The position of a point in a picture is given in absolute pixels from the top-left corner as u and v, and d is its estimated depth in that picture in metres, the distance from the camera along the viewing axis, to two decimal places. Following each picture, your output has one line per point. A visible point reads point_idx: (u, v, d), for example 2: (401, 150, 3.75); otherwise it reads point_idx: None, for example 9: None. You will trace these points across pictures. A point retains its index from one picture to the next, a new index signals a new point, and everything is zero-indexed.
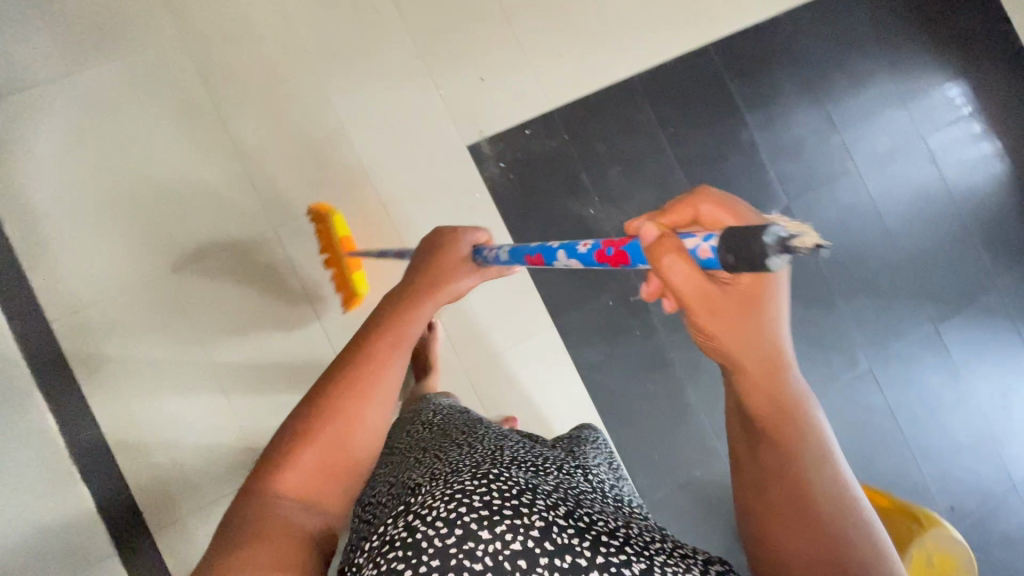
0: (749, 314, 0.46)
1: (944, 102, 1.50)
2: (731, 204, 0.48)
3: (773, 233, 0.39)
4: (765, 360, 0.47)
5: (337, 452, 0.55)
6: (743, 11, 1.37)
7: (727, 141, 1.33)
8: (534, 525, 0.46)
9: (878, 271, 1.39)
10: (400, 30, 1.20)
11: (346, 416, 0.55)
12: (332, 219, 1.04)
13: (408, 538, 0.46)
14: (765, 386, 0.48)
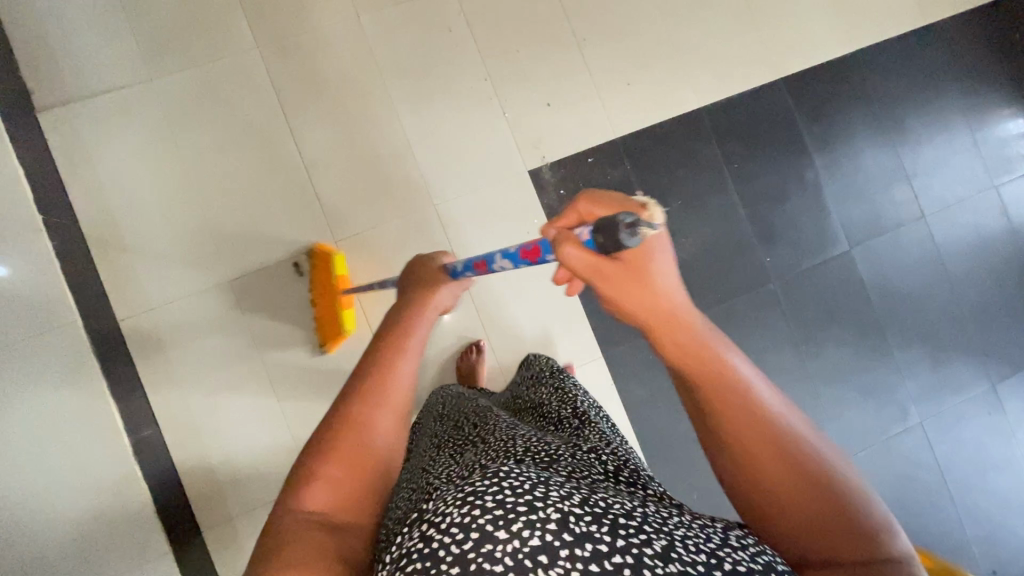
0: (660, 298, 0.45)
1: (1020, 150, 1.44)
2: (604, 199, 0.48)
3: (621, 219, 0.43)
4: (717, 357, 0.46)
5: (356, 454, 0.50)
6: (819, 48, 1.34)
7: (792, 181, 1.30)
8: (551, 518, 0.41)
9: (937, 323, 1.35)
10: (471, 52, 1.21)
11: (363, 422, 0.52)
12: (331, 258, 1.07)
13: (423, 548, 0.41)
14: (743, 398, 0.45)
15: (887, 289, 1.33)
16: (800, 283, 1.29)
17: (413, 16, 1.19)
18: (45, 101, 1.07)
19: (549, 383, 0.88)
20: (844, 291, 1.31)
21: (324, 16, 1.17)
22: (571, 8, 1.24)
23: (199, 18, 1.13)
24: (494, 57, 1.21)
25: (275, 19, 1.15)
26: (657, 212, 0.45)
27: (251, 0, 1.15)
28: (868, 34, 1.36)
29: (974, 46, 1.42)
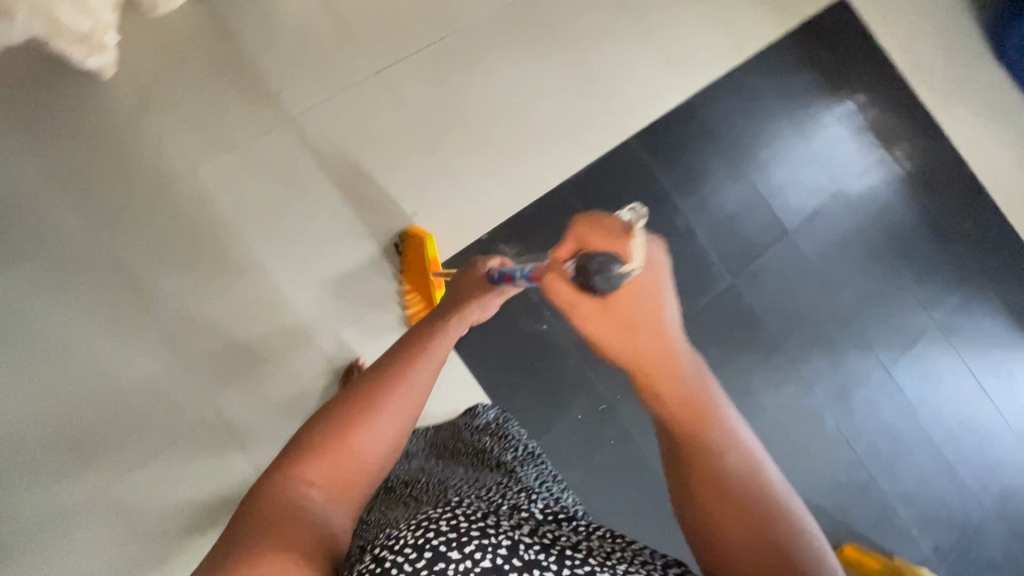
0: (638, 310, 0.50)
1: (854, 152, 1.58)
2: (600, 231, 0.54)
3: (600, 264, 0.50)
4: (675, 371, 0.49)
5: (362, 429, 0.54)
6: (657, 100, 1.42)
7: (664, 230, 1.36)
8: (502, 543, 0.44)
9: (825, 325, 1.45)
10: (322, 180, 1.19)
11: (366, 415, 0.54)
12: (426, 240, 1.15)
13: (374, 568, 0.42)
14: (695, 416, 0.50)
15: (777, 309, 1.41)
16: (696, 324, 1.35)
17: (253, 159, 1.16)
18: None
19: (502, 429, 0.90)
20: (738, 322, 1.38)
21: (154, 177, 1.12)
22: (413, 116, 1.26)
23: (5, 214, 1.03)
24: (346, 180, 1.20)
25: (98, 194, 1.08)
26: (637, 256, 0.51)
27: (68, 181, 1.07)
28: (697, 78, 1.46)
29: (790, 68, 1.56)
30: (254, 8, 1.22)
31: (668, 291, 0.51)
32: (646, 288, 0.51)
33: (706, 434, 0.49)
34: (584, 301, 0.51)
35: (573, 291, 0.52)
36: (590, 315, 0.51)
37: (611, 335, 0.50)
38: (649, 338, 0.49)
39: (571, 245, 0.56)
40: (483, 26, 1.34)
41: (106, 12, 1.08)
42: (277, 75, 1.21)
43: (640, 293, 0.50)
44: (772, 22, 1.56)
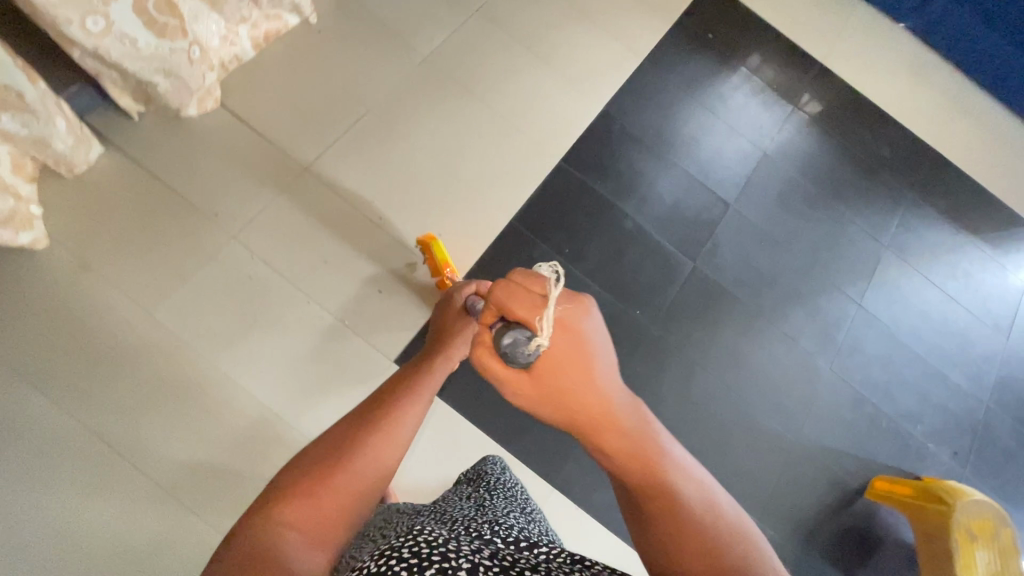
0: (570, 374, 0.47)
1: (764, 114, 1.69)
2: (518, 293, 0.47)
3: (516, 340, 0.46)
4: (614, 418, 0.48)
5: (355, 464, 0.55)
6: (574, 120, 1.49)
7: (618, 236, 1.41)
8: (462, 566, 0.43)
9: (790, 279, 1.51)
10: (282, 286, 1.21)
11: (361, 450, 0.56)
12: (434, 245, 1.22)
13: None
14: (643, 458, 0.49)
15: (742, 277, 1.47)
16: (674, 315, 1.39)
17: (210, 283, 1.17)
18: None
19: (478, 475, 0.91)
20: (711, 300, 1.43)
21: (112, 331, 1.11)
22: (353, 199, 1.29)
23: None
24: (306, 279, 1.22)
25: (57, 365, 1.06)
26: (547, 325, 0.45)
27: (23, 361, 1.05)
28: (604, 88, 1.55)
29: (684, 56, 1.67)
30: (171, 141, 1.24)
31: (601, 349, 0.48)
32: (574, 352, 0.47)
33: (659, 488, 0.49)
34: (509, 375, 0.48)
35: (500, 365, 0.48)
36: (517, 386, 0.48)
37: (538, 399, 0.48)
38: (584, 405, 0.47)
39: (494, 310, 0.49)
40: (394, 96, 1.39)
41: (25, 186, 1.08)
42: (210, 198, 1.23)
43: (568, 360, 0.46)
44: (656, 20, 1.67)
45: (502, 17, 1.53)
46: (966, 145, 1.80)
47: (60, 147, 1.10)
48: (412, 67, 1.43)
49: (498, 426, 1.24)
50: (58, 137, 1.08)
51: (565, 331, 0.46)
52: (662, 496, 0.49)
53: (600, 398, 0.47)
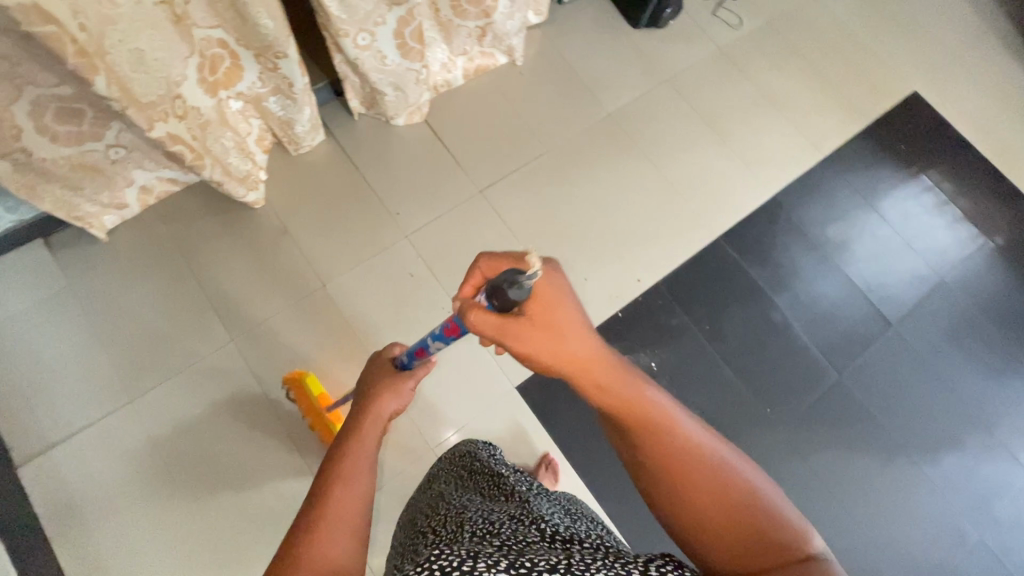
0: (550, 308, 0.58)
1: (949, 237, 1.55)
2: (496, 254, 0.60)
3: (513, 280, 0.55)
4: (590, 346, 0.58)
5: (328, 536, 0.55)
6: (741, 199, 1.48)
7: (762, 325, 1.37)
8: None
9: (949, 423, 1.35)
10: (436, 291, 1.32)
11: (329, 519, 0.56)
12: (305, 381, 1.13)
13: None
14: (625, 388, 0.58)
15: (891, 406, 1.35)
16: (806, 424, 1.31)
17: (379, 273, 1.32)
18: (23, 456, 1.11)
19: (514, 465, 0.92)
20: (850, 420, 1.33)
21: (293, 293, 1.28)
22: (515, 228, 1.39)
23: (174, 333, 1.23)
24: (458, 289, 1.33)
25: (248, 310, 1.26)
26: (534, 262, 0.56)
27: (221, 299, 1.26)
28: (777, 177, 1.52)
29: (869, 160, 1.60)
30: (378, 140, 1.42)
31: (567, 291, 0.59)
32: (555, 297, 0.59)
33: (647, 412, 0.58)
34: (509, 323, 0.58)
35: (497, 316, 0.58)
36: (516, 335, 0.58)
37: (537, 337, 0.57)
38: (575, 345, 0.58)
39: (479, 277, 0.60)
40: (573, 144, 1.48)
41: (260, 155, 1.31)
42: (396, 198, 1.38)
43: (551, 299, 0.58)
44: (846, 120, 1.63)
45: (690, 90, 1.58)
46: None
47: (299, 130, 1.31)
48: (595, 120, 1.51)
49: (596, 479, 1.24)
50: (300, 122, 1.29)
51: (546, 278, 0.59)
52: (651, 422, 0.58)
53: (580, 337, 0.59)
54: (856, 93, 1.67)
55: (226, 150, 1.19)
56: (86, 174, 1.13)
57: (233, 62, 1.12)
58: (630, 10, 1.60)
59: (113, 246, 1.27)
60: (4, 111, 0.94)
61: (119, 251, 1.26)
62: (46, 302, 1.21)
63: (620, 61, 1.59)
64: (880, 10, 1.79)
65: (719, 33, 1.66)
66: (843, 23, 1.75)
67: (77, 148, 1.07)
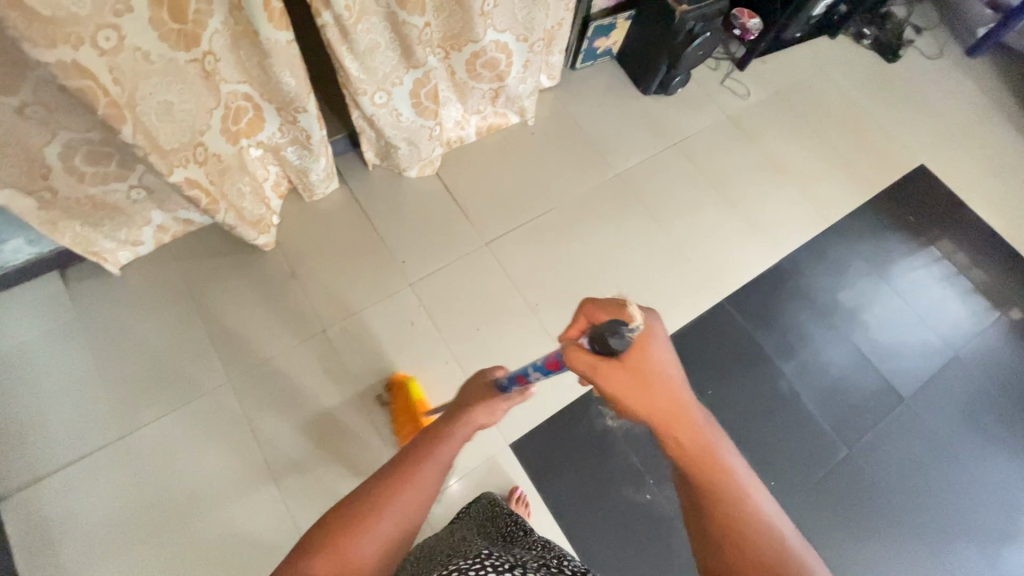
0: (648, 363, 0.57)
1: (964, 312, 1.52)
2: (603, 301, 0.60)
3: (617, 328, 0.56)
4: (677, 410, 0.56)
5: (373, 524, 0.53)
6: (746, 263, 1.48)
7: (767, 393, 1.33)
8: None
9: (969, 508, 1.28)
10: (436, 340, 1.32)
11: (383, 506, 0.55)
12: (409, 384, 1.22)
13: None
14: (707, 460, 0.56)
15: (905, 486, 1.28)
16: (814, 501, 1.24)
17: (380, 320, 1.33)
18: (8, 488, 1.10)
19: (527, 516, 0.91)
20: (862, 500, 1.26)
21: (294, 336, 1.29)
22: (519, 282, 1.40)
23: (174, 371, 1.23)
24: (457, 341, 1.33)
25: (249, 351, 1.27)
26: (636, 313, 0.57)
27: (224, 338, 1.28)
28: (784, 242, 1.52)
29: (878, 230, 1.60)
30: (389, 191, 1.46)
31: (669, 350, 0.59)
32: (655, 349, 0.58)
33: (722, 486, 0.55)
34: (602, 364, 0.57)
35: (593, 357, 0.58)
36: (608, 381, 0.57)
37: (630, 385, 0.56)
38: (667, 400, 0.56)
39: (582, 322, 0.60)
40: (580, 202, 1.51)
41: (275, 201, 1.37)
42: (403, 247, 1.41)
43: (650, 353, 0.57)
44: (853, 190, 1.64)
45: (699, 155, 1.62)
46: None
47: (313, 178, 1.36)
48: (603, 180, 1.55)
49: (590, 549, 1.18)
50: (315, 171, 1.34)
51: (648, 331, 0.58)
52: (728, 500, 0.55)
53: (673, 393, 0.57)
54: (863, 164, 1.69)
55: (241, 195, 1.24)
56: (107, 211, 1.18)
57: (255, 114, 1.19)
58: (641, 78, 1.67)
59: (125, 281, 1.30)
60: (37, 151, 0.99)
61: (130, 286, 1.30)
62: (54, 332, 1.23)
63: (628, 126, 1.64)
64: (886, 86, 1.84)
65: (728, 102, 1.72)
66: (850, 98, 1.80)
67: (101, 188, 1.12)
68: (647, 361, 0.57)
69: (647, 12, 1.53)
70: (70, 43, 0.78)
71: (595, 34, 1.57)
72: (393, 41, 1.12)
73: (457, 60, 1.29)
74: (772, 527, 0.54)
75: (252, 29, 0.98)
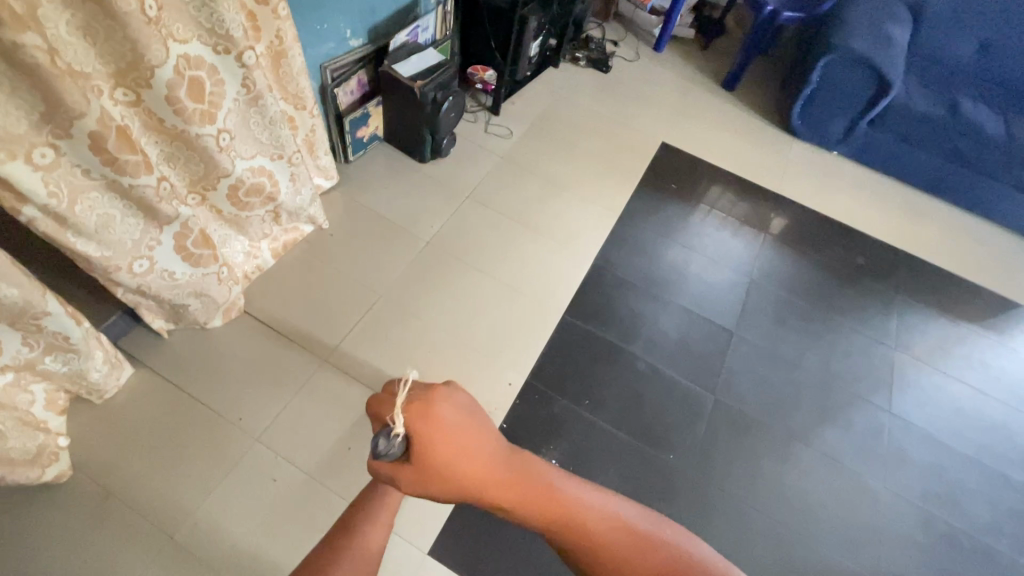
0: (434, 445, 0.50)
1: (741, 244, 1.83)
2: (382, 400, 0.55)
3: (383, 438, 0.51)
4: (493, 466, 0.49)
5: None
6: (569, 276, 1.61)
7: (633, 378, 1.44)
8: None
9: (812, 396, 1.51)
10: (309, 484, 1.20)
11: None
12: None
13: None
14: (547, 502, 0.48)
15: (767, 403, 1.47)
16: (706, 450, 1.36)
17: (236, 493, 1.16)
18: None
19: None
20: (740, 430, 1.41)
21: (132, 562, 1.07)
22: (373, 384, 1.34)
23: None
24: (332, 474, 1.22)
25: None
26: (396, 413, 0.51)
27: None
28: (591, 245, 1.69)
29: (656, 205, 1.86)
30: (195, 352, 1.31)
31: (458, 414, 0.51)
32: (447, 425, 0.50)
33: (572, 523, 0.47)
34: (396, 471, 0.52)
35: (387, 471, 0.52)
36: (409, 482, 0.51)
37: (426, 479, 0.50)
38: (479, 480, 0.48)
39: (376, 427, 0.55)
40: (402, 281, 1.52)
41: (55, 419, 1.13)
42: (235, 404, 1.27)
43: (431, 435, 0.50)
44: (623, 181, 1.90)
45: (491, 198, 1.75)
46: (932, 243, 1.94)
47: (96, 377, 1.16)
48: (416, 253, 1.58)
49: None
50: (94, 369, 1.15)
51: (420, 419, 0.50)
52: (581, 533, 0.47)
53: (477, 457, 0.49)
54: (621, 158, 1.97)
55: (4, 436, 1.01)
56: None
57: None
58: (412, 149, 1.75)
59: None
60: None
61: None
62: None
63: (420, 197, 1.70)
64: (612, 92, 2.19)
65: (496, 145, 1.89)
66: (589, 109, 2.10)
67: None
68: (432, 445, 0.50)
69: (391, 94, 1.62)
70: None
71: (352, 126, 1.61)
72: (128, 206, 1.02)
73: (217, 198, 1.23)
74: (631, 534, 0.48)
75: None
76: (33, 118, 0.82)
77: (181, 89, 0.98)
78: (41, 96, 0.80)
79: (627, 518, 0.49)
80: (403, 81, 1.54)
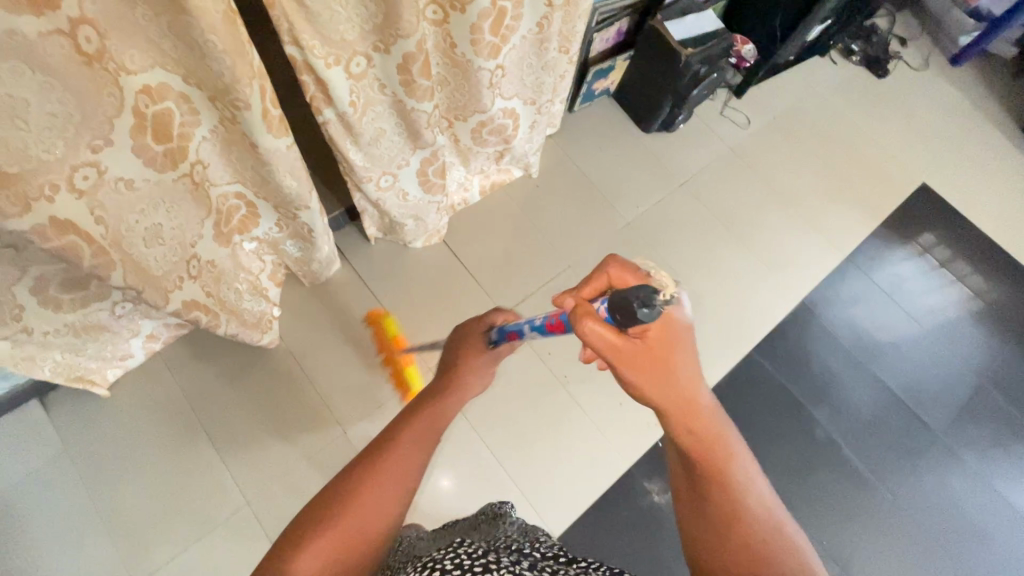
0: (663, 347, 0.59)
1: (974, 325, 1.53)
2: (631, 269, 0.63)
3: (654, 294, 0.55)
4: (681, 387, 0.60)
5: (359, 504, 0.60)
6: (768, 308, 1.46)
7: (805, 444, 1.32)
8: None
9: (1010, 538, 1.29)
10: (464, 425, 1.22)
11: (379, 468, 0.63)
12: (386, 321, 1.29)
13: None
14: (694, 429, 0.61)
15: (950, 526, 1.28)
16: (866, 552, 1.24)
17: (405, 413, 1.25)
18: None
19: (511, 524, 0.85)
20: (910, 544, 1.26)
21: (312, 440, 1.21)
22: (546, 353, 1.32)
23: (184, 494, 1.13)
24: (488, 427, 1.23)
25: (266, 461, 1.18)
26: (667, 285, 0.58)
27: (233, 450, 1.18)
28: (802, 281, 1.51)
29: (885, 252, 1.60)
30: (394, 266, 1.37)
31: (681, 331, 0.60)
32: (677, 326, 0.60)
33: (713, 457, 0.61)
34: (619, 336, 0.59)
35: (608, 329, 0.59)
36: (625, 354, 0.59)
37: (639, 356, 0.59)
38: (678, 383, 0.60)
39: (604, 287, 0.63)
40: (593, 256, 1.45)
41: (274, 291, 1.24)
42: (419, 328, 1.33)
43: (661, 331, 0.59)
44: (860, 215, 1.63)
45: (706, 194, 1.58)
46: None
47: (315, 266, 1.25)
48: (614, 231, 1.49)
49: None
50: (317, 260, 1.23)
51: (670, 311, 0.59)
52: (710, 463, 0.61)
53: (683, 371, 0.60)
54: (867, 187, 1.68)
55: (239, 297, 1.11)
56: (90, 334, 1.04)
57: (248, 211, 1.07)
58: (641, 116, 1.60)
59: (113, 403, 1.17)
60: (4, 293, 0.86)
61: (122, 406, 1.17)
62: (41, 470, 1.10)
63: (636, 170, 1.58)
64: (881, 103, 1.84)
65: (728, 132, 1.68)
66: (845, 117, 1.79)
67: (81, 313, 0.99)
68: (664, 336, 0.59)
69: (647, 52, 1.45)
70: (42, 199, 0.66)
71: (595, 77, 1.50)
72: (400, 126, 1.01)
73: (462, 128, 1.20)
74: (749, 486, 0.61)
75: (245, 137, 0.86)
76: (365, 27, 0.81)
77: (487, 21, 0.92)
78: (380, 10, 0.78)
79: (745, 471, 0.62)
80: (672, 44, 1.37)
